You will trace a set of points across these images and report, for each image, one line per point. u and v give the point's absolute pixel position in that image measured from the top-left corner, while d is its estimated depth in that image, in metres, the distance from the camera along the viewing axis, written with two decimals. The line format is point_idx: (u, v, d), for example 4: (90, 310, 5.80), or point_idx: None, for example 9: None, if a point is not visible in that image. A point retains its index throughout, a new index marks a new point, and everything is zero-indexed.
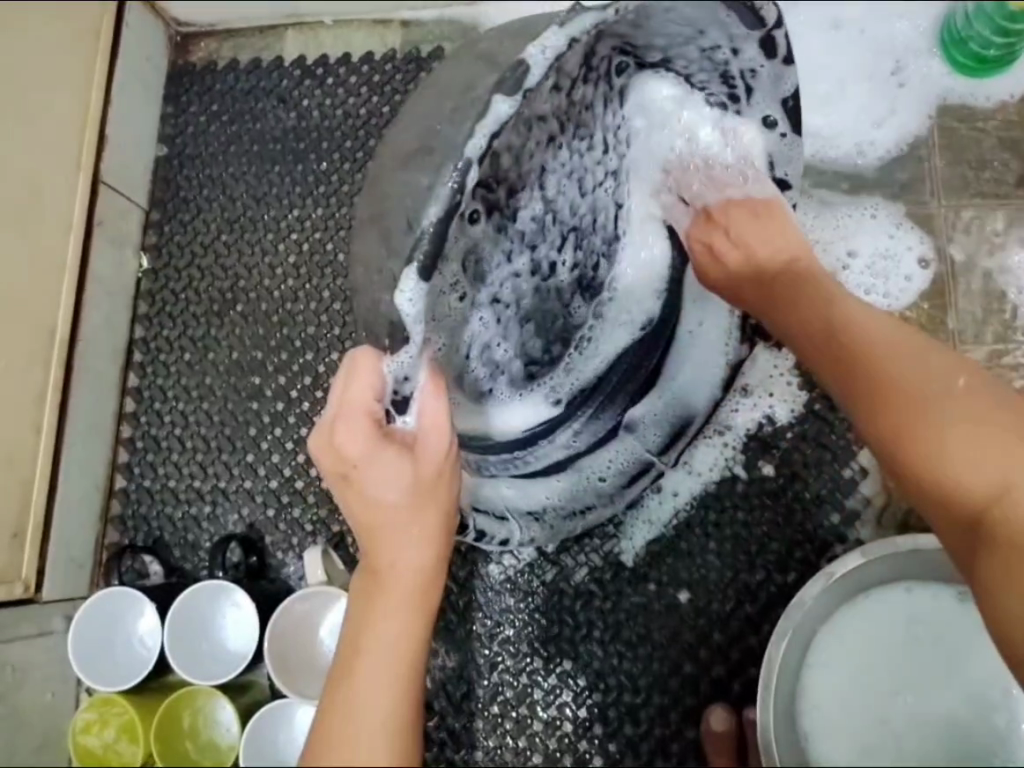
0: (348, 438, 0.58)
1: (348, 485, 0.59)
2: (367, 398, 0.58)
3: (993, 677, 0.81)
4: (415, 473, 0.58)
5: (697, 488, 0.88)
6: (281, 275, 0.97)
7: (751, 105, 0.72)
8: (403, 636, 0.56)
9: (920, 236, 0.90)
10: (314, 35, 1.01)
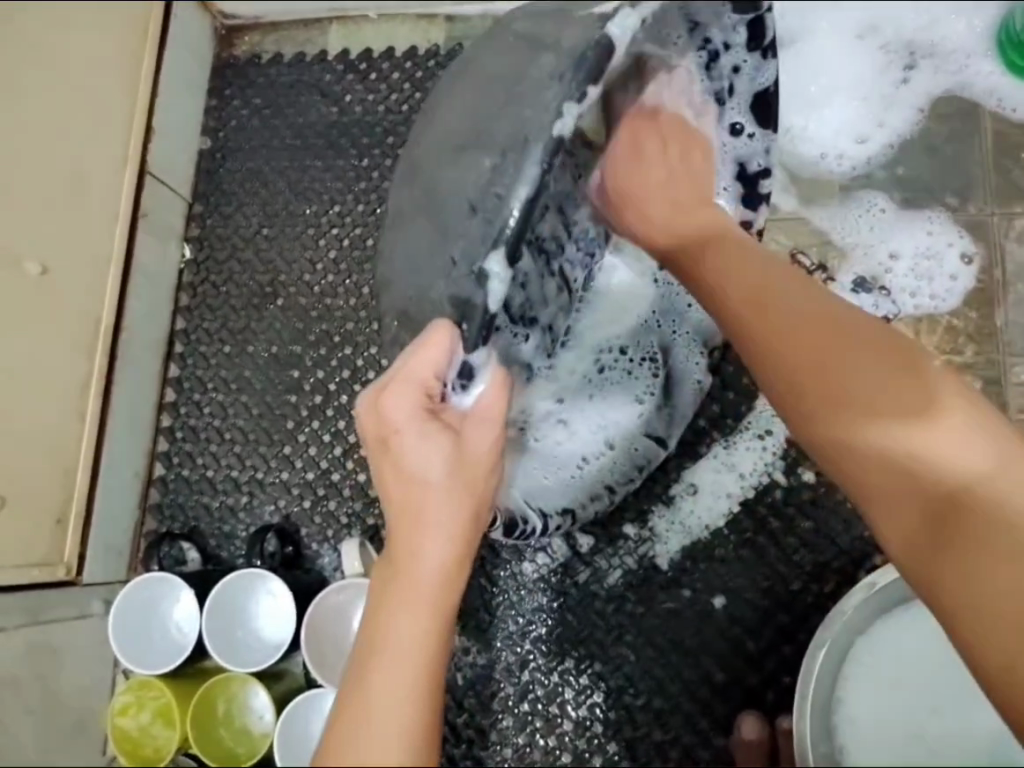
0: (398, 410, 0.54)
1: (385, 460, 0.55)
2: (430, 370, 0.56)
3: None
4: (460, 458, 0.54)
5: (737, 491, 0.86)
6: (321, 270, 0.98)
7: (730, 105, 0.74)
8: (422, 637, 0.51)
9: (961, 232, 0.88)
10: (359, 29, 1.01)
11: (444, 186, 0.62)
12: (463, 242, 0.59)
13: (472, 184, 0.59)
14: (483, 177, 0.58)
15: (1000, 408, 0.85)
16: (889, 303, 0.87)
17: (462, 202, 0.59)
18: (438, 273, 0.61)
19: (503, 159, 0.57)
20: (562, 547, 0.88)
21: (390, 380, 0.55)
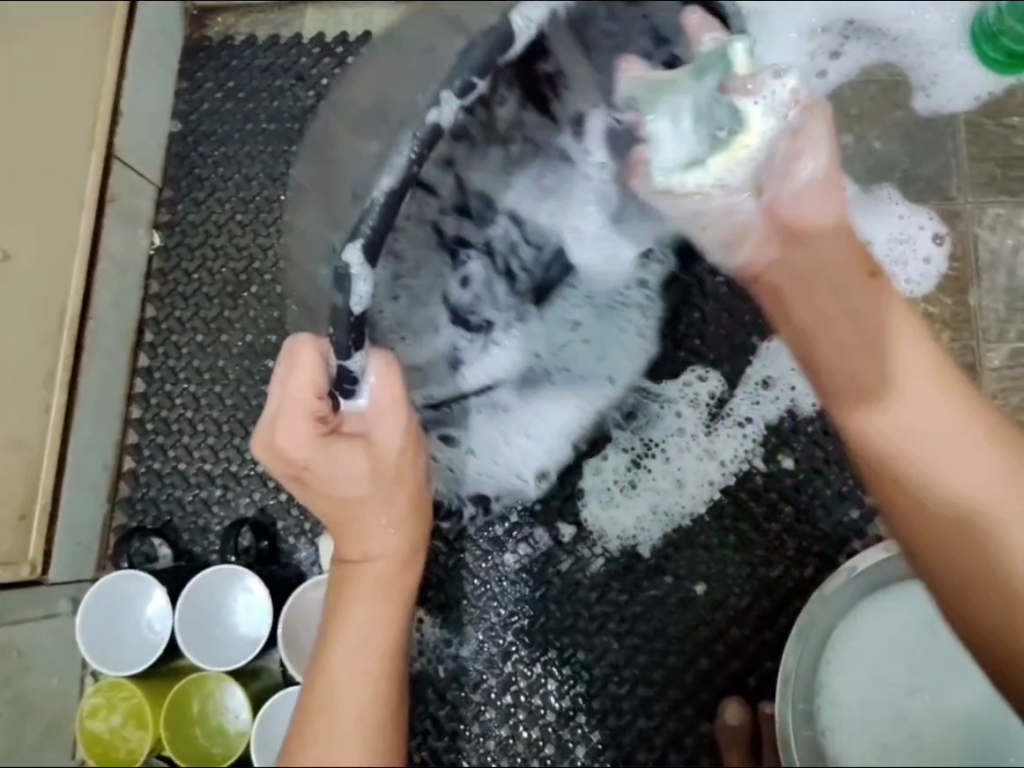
0: (289, 442, 0.55)
1: (299, 486, 0.57)
2: (308, 393, 0.56)
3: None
4: (372, 457, 0.58)
5: (720, 480, 0.83)
6: None
7: None
8: (370, 620, 0.55)
9: (930, 213, 0.89)
10: (335, 12, 0.99)
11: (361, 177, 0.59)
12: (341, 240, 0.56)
13: (365, 181, 0.56)
14: (369, 173, 0.55)
15: None
16: None
17: (351, 198, 0.56)
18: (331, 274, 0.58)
19: (388, 153, 0.54)
20: (545, 536, 0.85)
21: (268, 417, 0.56)
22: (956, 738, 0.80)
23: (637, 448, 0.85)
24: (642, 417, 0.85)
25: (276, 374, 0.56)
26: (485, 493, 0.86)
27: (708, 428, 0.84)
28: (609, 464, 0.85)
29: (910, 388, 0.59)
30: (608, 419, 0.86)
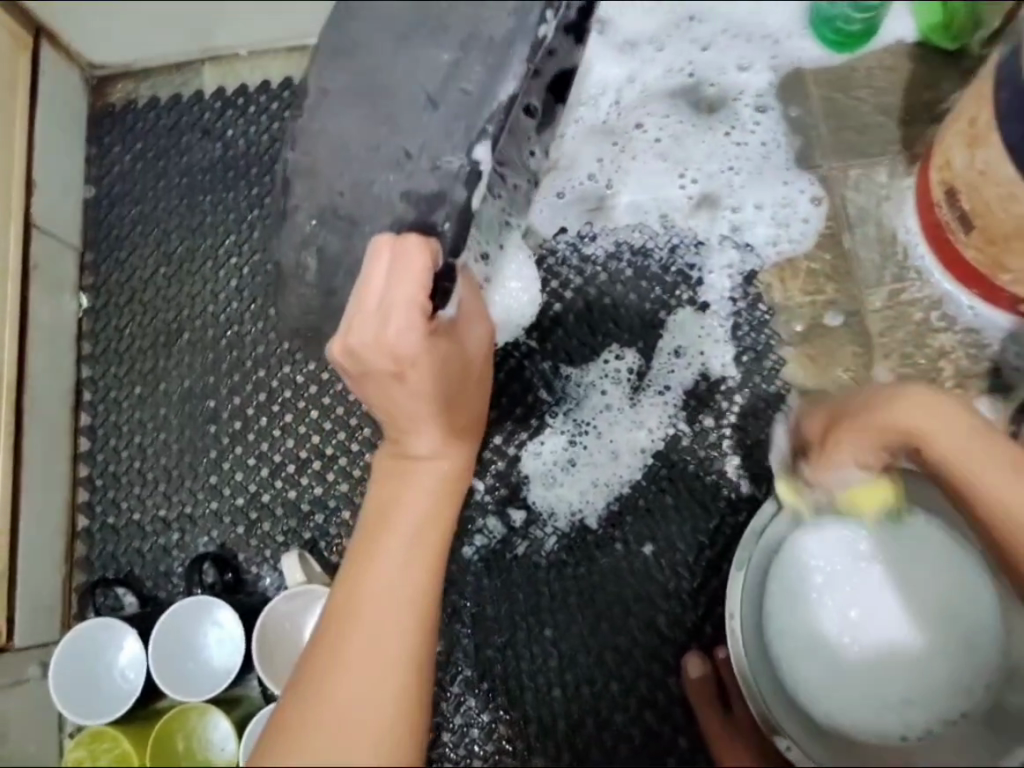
0: (401, 336, 0.59)
1: (394, 381, 0.62)
2: (420, 279, 0.60)
3: (954, 590, 0.81)
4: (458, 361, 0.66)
5: (650, 445, 0.90)
6: (225, 299, 0.99)
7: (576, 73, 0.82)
8: (429, 514, 0.63)
9: (809, 179, 0.94)
10: (231, 66, 1.04)
11: (389, 85, 0.66)
12: (428, 132, 0.67)
13: (428, 78, 0.66)
14: (443, 73, 0.65)
15: (862, 335, 0.91)
16: (753, 257, 0.93)
17: (420, 95, 0.66)
18: (389, 167, 0.68)
19: (464, 56, 0.65)
20: (498, 524, 0.90)
21: (375, 307, 0.60)
22: (913, 658, 0.80)
23: (572, 426, 0.91)
24: (571, 400, 0.91)
25: (382, 267, 0.60)
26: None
27: (633, 398, 0.91)
28: (547, 446, 0.90)
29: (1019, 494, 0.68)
30: (547, 397, 0.92)
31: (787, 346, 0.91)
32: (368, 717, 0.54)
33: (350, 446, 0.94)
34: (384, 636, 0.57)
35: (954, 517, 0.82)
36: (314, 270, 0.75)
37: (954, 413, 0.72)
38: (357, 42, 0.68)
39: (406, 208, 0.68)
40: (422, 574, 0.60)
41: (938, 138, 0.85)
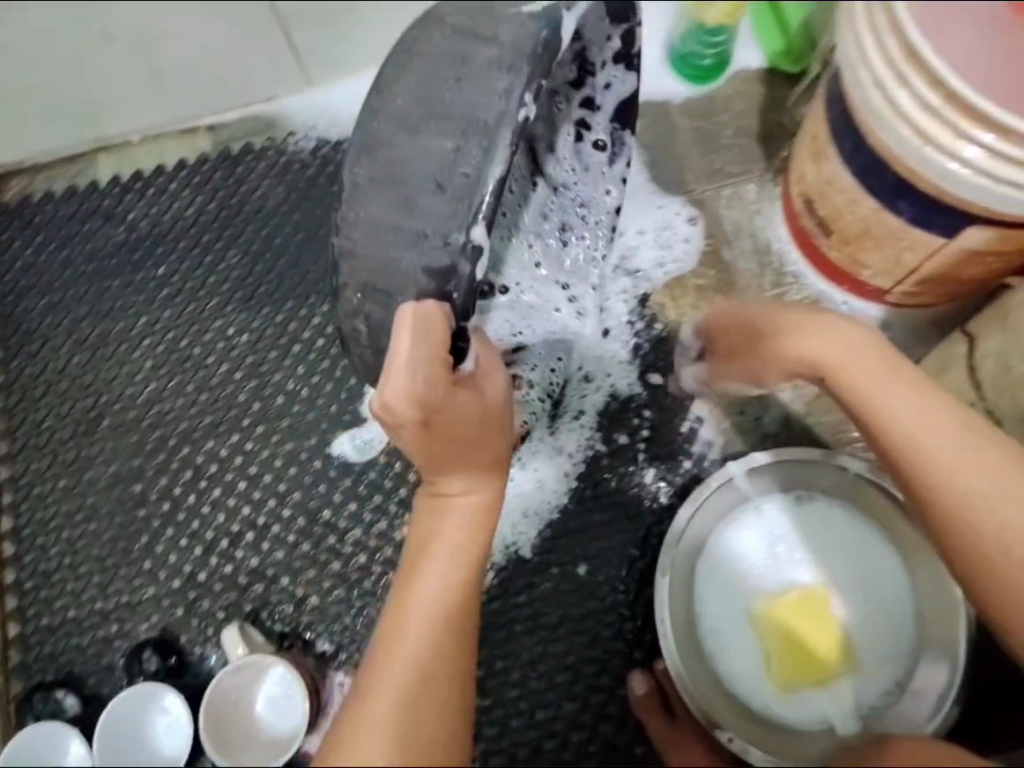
0: (433, 390, 0.64)
1: (428, 430, 0.66)
2: (444, 344, 0.63)
3: (866, 566, 0.86)
4: (485, 405, 0.70)
5: (572, 468, 0.94)
6: (141, 381, 1.00)
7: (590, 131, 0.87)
8: (461, 547, 0.71)
9: (682, 202, 1.02)
10: (125, 153, 1.06)
11: (401, 158, 0.62)
12: (435, 214, 0.61)
13: (433, 162, 0.61)
14: (446, 158, 0.61)
15: None
16: (644, 281, 0.99)
17: (427, 179, 0.61)
18: (408, 243, 0.62)
19: (465, 142, 0.61)
20: None
21: (407, 365, 0.62)
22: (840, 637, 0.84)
23: None
24: None
25: (408, 330, 0.61)
26: (369, 548, 0.94)
27: (552, 427, 0.95)
28: None
29: (901, 401, 0.71)
30: None
31: (687, 359, 0.97)
32: (417, 738, 0.59)
33: (282, 511, 0.95)
34: (427, 652, 0.64)
35: (855, 498, 0.87)
36: (366, 334, 0.66)
37: (918, 395, 0.71)
38: (377, 137, 0.63)
39: (424, 281, 0.62)
40: (458, 597, 0.69)
41: (794, 170, 0.93)
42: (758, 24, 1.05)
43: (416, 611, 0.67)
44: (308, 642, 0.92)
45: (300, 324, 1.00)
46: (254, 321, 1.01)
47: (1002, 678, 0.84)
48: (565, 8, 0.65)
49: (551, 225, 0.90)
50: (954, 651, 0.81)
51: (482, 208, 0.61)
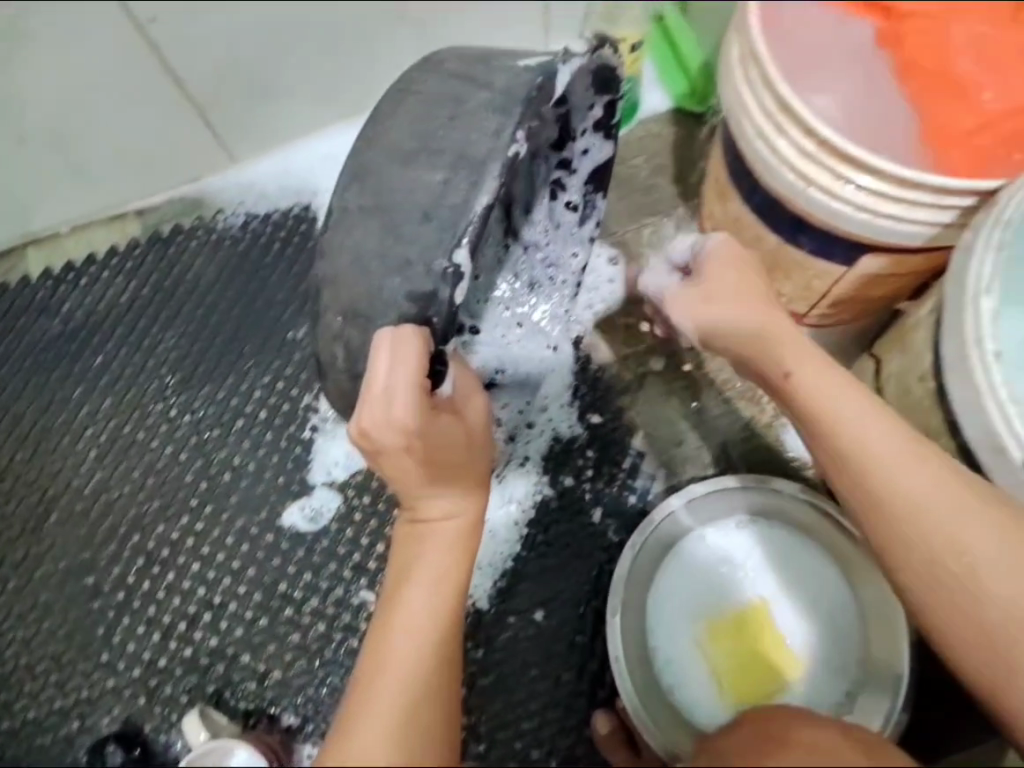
0: (410, 411, 0.66)
1: (405, 454, 0.68)
2: (418, 369, 0.67)
3: (809, 582, 0.89)
4: (458, 430, 0.73)
5: (521, 516, 0.95)
6: (86, 471, 1.00)
7: (567, 193, 0.86)
8: (445, 570, 0.71)
9: (604, 243, 1.05)
10: (56, 245, 1.06)
11: (394, 187, 0.69)
12: (422, 244, 0.67)
13: (423, 194, 0.67)
14: (434, 189, 0.67)
15: (685, 373, 1.01)
16: (576, 323, 1.02)
17: (415, 210, 0.68)
18: (393, 271, 0.67)
19: (453, 175, 0.67)
20: None
21: (382, 392, 0.66)
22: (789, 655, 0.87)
23: None
24: None
25: (384, 356, 0.65)
26: (328, 616, 0.95)
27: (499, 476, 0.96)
28: None
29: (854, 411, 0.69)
30: None
31: (623, 396, 1.00)
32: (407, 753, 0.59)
33: (238, 588, 0.96)
34: (414, 669, 0.65)
35: (794, 518, 0.90)
36: (344, 359, 0.72)
37: (941, 480, 0.67)
38: (368, 166, 0.70)
39: (408, 305, 0.68)
40: (443, 617, 0.69)
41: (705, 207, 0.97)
42: (661, 68, 1.08)
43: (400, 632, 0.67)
44: (272, 718, 0.92)
45: (241, 399, 1.02)
46: (195, 401, 1.02)
47: (941, 679, 0.89)
48: (561, 61, 0.71)
49: (521, 285, 0.90)
50: (897, 683, 0.83)
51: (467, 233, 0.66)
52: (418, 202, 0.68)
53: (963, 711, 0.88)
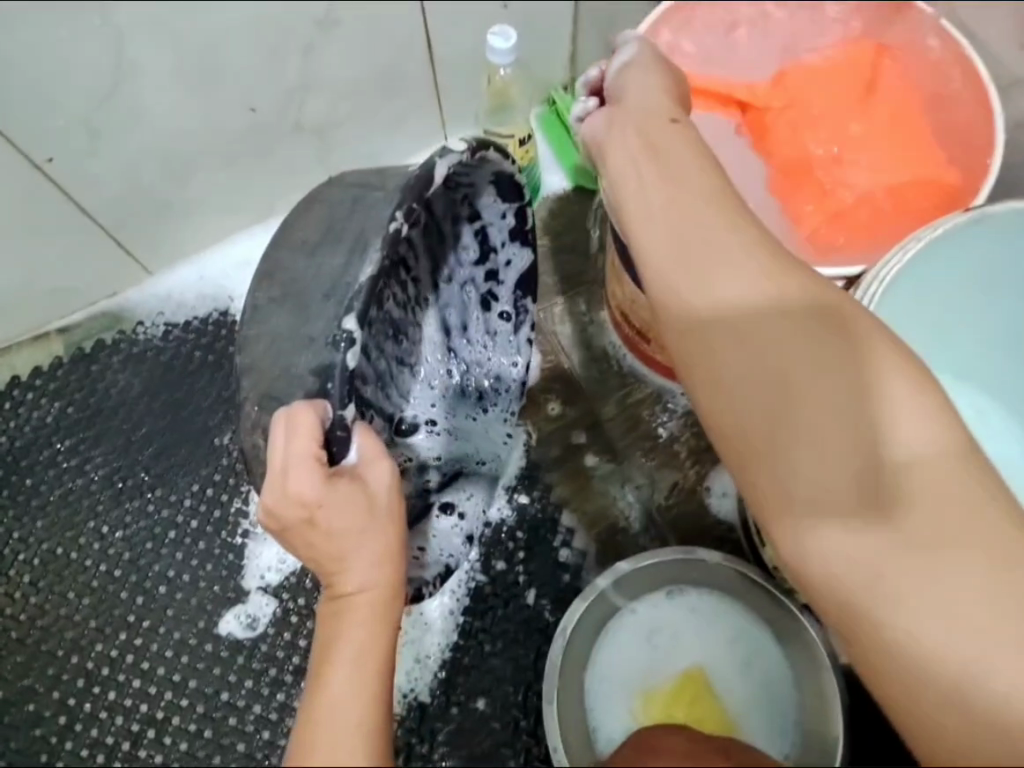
0: (305, 484, 0.63)
1: (310, 527, 0.64)
2: (311, 442, 0.63)
3: (740, 644, 0.91)
4: (368, 495, 0.66)
5: (456, 604, 0.97)
6: (21, 597, 0.99)
7: (498, 299, 0.91)
8: (366, 644, 0.62)
9: None
10: None
11: (300, 281, 0.68)
12: (323, 319, 0.66)
13: (327, 276, 0.67)
14: (337, 269, 0.67)
15: (608, 444, 1.03)
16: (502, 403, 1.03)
17: (319, 292, 0.67)
18: (300, 348, 0.66)
19: (353, 258, 0.66)
20: None
21: (279, 468, 0.63)
22: (728, 718, 0.88)
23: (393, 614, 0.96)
24: None
25: (278, 433, 0.63)
26: (272, 723, 0.95)
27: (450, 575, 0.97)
28: None
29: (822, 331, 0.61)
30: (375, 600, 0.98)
31: (550, 473, 1.02)
32: None
33: (181, 701, 0.96)
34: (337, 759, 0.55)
35: (721, 583, 0.92)
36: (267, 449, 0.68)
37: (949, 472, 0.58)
38: (279, 266, 0.70)
39: (316, 381, 0.65)
40: (369, 697, 0.60)
41: (608, 291, 1.00)
42: (557, 150, 1.10)
43: (318, 720, 0.58)
44: None
45: (172, 509, 1.03)
46: (126, 517, 1.02)
47: (874, 724, 0.92)
48: (438, 155, 0.68)
49: (468, 393, 0.96)
50: (833, 747, 0.83)
51: (359, 301, 0.65)
52: (321, 285, 0.67)
53: (897, 755, 0.90)
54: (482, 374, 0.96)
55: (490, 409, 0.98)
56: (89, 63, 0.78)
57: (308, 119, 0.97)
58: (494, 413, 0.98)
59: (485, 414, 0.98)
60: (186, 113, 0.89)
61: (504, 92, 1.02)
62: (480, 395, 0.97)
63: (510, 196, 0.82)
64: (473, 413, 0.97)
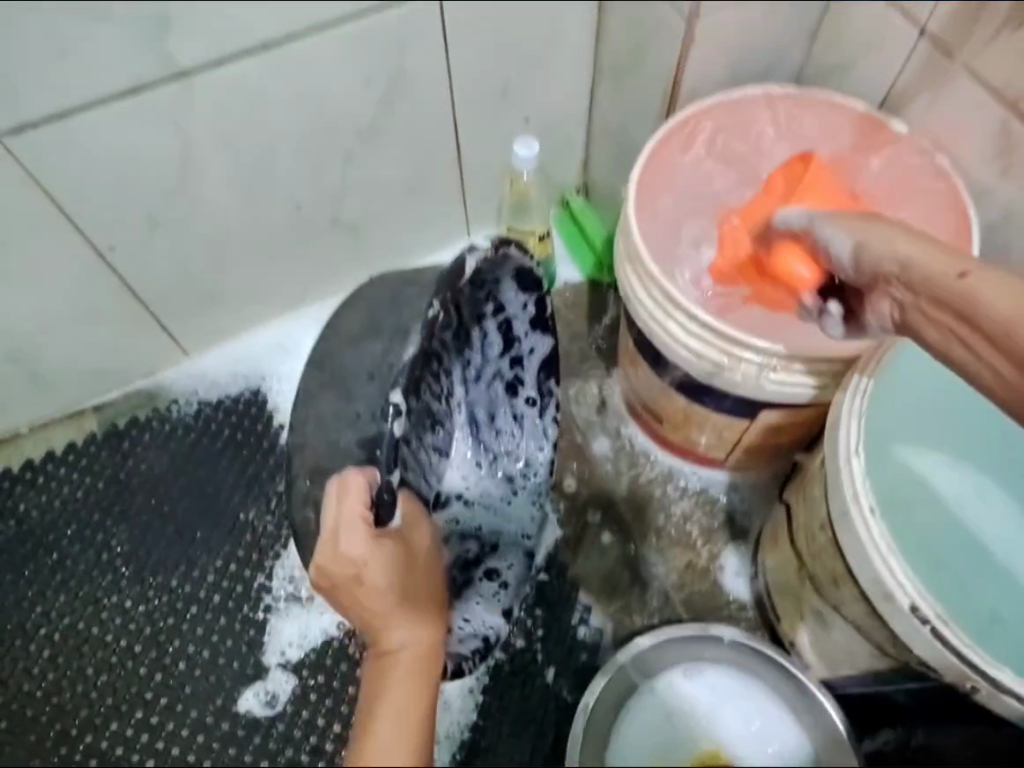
0: (356, 545, 0.66)
1: (357, 586, 0.67)
2: (360, 507, 0.66)
3: (758, 723, 0.91)
4: (409, 554, 0.72)
5: (475, 683, 0.96)
6: (39, 673, 0.99)
7: (525, 386, 0.94)
8: (409, 700, 0.67)
9: None
10: (15, 445, 1.11)
11: (343, 366, 0.74)
12: (367, 398, 0.71)
13: (370, 360, 0.72)
14: (378, 354, 0.71)
15: (622, 521, 1.06)
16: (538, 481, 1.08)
17: (362, 373, 0.72)
18: (346, 424, 0.72)
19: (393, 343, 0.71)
20: None
21: (331, 528, 0.66)
22: None
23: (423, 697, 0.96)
24: None
25: (332, 496, 0.67)
26: None
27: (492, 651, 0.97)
28: None
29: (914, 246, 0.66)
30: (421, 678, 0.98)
31: (566, 551, 1.04)
32: None
33: None
34: None
35: (740, 660, 0.92)
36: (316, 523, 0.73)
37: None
38: (326, 352, 0.77)
39: (360, 452, 0.70)
40: (412, 750, 0.65)
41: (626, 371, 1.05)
42: (571, 246, 1.21)
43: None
44: None
45: (194, 585, 1.04)
46: (149, 591, 1.03)
47: None
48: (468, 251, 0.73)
49: (499, 478, 0.98)
50: None
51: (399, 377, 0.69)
52: (365, 368, 0.73)
53: None
54: (510, 458, 0.98)
55: (522, 488, 0.99)
56: (160, 166, 0.86)
57: (345, 214, 1.06)
58: (525, 493, 0.99)
59: (517, 494, 0.99)
60: (235, 211, 0.97)
61: (525, 194, 1.10)
62: (511, 479, 0.98)
63: (531, 286, 0.85)
64: (507, 496, 0.99)
